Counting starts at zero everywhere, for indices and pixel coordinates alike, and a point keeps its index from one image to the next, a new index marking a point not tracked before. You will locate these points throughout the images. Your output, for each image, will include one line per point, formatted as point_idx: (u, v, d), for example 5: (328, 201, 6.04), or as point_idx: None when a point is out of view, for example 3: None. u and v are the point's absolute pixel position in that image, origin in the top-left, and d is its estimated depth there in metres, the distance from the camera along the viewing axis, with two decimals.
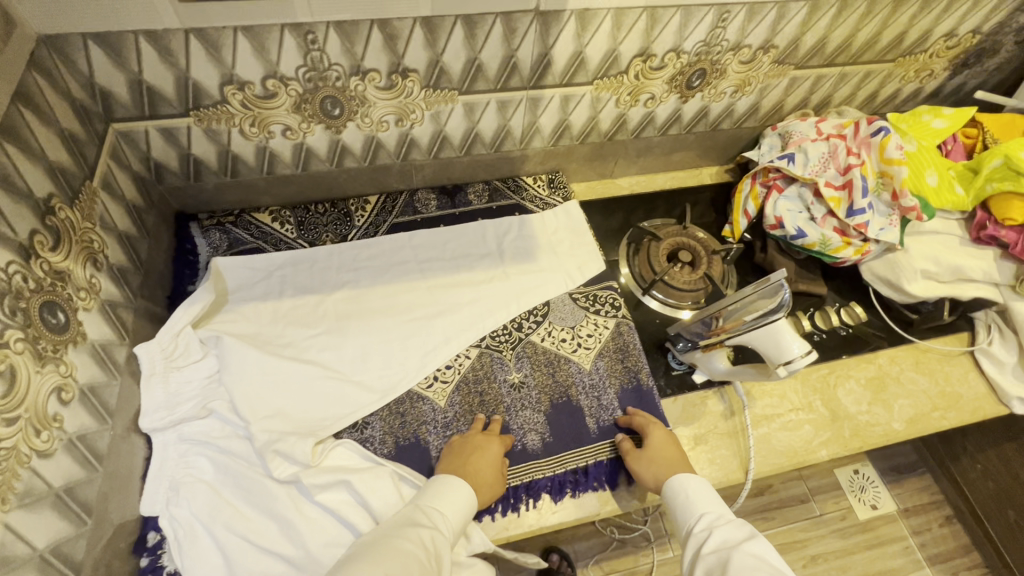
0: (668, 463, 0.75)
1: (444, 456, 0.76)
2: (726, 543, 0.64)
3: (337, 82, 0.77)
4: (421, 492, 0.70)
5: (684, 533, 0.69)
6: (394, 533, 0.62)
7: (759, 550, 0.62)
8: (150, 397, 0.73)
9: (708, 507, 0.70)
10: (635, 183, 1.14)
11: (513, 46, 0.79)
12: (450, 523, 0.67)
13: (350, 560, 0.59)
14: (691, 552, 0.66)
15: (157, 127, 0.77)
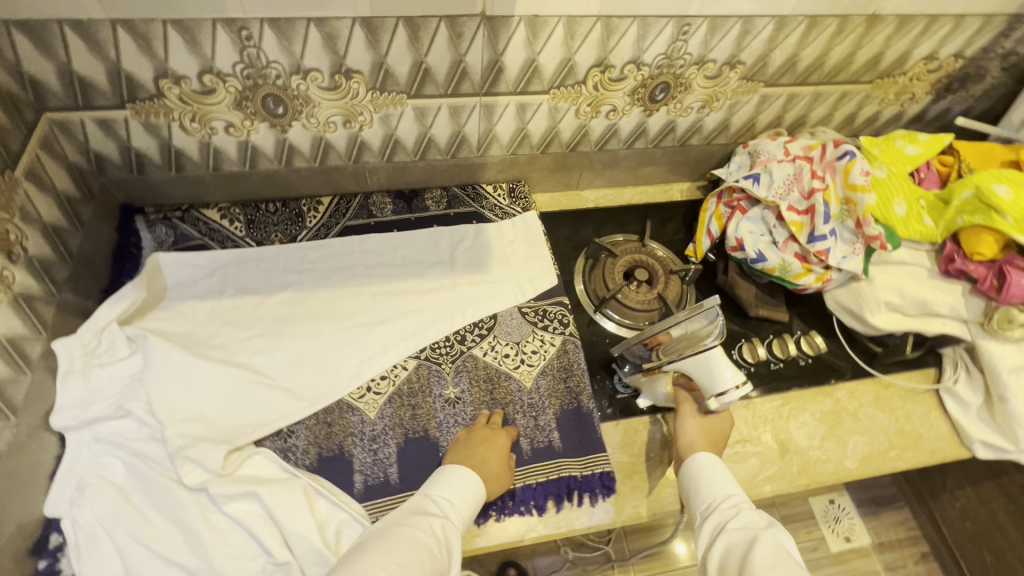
0: (711, 436, 0.76)
1: (457, 441, 0.77)
2: (749, 526, 0.64)
3: (277, 80, 0.75)
4: (431, 481, 0.71)
5: (701, 509, 0.70)
6: (406, 523, 0.64)
7: (779, 537, 0.62)
8: (66, 393, 0.71)
9: (727, 488, 0.70)
10: (602, 196, 1.11)
11: (460, 50, 0.76)
12: (459, 514, 0.68)
13: (361, 549, 0.61)
14: (709, 531, 0.67)
15: (93, 119, 0.76)
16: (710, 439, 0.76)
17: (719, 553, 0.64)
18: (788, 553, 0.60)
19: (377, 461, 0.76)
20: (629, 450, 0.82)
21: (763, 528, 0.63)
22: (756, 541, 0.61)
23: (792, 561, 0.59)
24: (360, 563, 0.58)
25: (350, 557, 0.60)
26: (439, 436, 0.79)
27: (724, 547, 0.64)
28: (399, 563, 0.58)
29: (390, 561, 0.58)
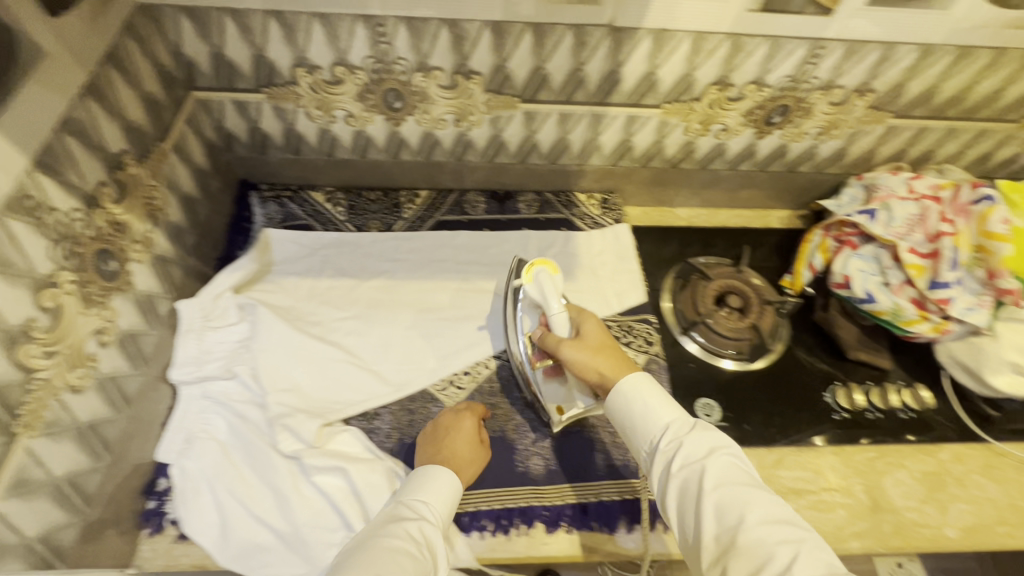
0: (608, 355, 0.74)
1: (422, 439, 0.74)
2: (692, 458, 0.60)
3: (401, 76, 0.78)
4: (402, 488, 0.67)
5: (646, 443, 0.66)
6: (380, 532, 0.59)
7: (722, 459, 0.59)
8: (183, 349, 0.77)
9: (663, 416, 0.66)
10: (695, 216, 1.08)
11: (581, 59, 0.76)
12: (438, 512, 0.64)
13: (339, 564, 0.55)
14: (660, 471, 0.62)
15: (232, 99, 0.81)
16: (615, 359, 0.74)
17: (675, 495, 0.60)
18: (739, 481, 0.57)
19: None
20: None
21: (708, 459, 0.59)
22: (710, 481, 0.57)
23: (742, 490, 0.56)
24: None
25: (331, 572, 0.54)
26: (516, 438, 0.79)
27: (677, 487, 0.60)
28: (377, 574, 0.53)
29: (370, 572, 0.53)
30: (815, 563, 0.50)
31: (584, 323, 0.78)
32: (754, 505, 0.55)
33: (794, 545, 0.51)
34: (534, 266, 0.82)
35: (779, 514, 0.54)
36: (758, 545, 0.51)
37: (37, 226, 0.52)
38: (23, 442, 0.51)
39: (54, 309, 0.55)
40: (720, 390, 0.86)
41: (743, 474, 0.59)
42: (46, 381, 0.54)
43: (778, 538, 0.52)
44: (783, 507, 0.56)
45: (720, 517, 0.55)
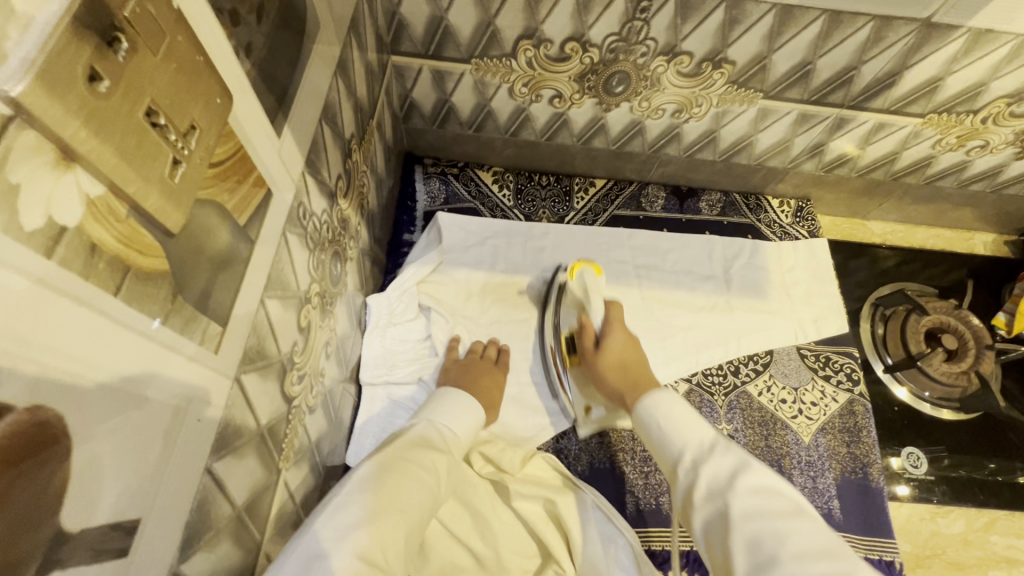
0: (624, 366, 0.69)
1: (450, 367, 0.71)
2: (716, 485, 0.47)
3: (640, 59, 0.66)
4: (433, 411, 0.59)
5: (669, 469, 0.53)
6: (411, 454, 0.50)
7: (755, 484, 0.45)
8: (370, 349, 0.73)
9: (677, 437, 0.53)
10: (888, 232, 0.96)
11: (865, 56, 0.63)
12: (461, 447, 0.57)
13: (368, 477, 0.45)
14: (683, 497, 0.50)
15: (431, 68, 0.71)
16: (628, 371, 0.68)
17: (701, 534, 0.47)
18: (780, 509, 0.43)
19: (651, 486, 0.73)
20: (913, 537, 0.76)
21: (733, 485, 0.46)
22: (735, 507, 0.44)
23: (765, 516, 0.42)
24: (366, 499, 0.43)
25: (359, 486, 0.44)
26: None
27: (703, 525, 0.46)
28: (403, 510, 0.44)
29: (392, 499, 0.44)
30: None
31: (611, 334, 0.73)
32: (799, 534, 0.41)
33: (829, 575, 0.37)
34: (578, 265, 0.78)
35: (828, 544, 0.40)
36: None
37: (303, 237, 0.45)
38: (283, 476, 0.47)
39: (307, 328, 0.48)
40: (926, 436, 0.80)
41: (786, 498, 0.44)
42: (298, 408, 0.49)
43: (816, 569, 0.38)
44: (839, 538, 0.41)
45: (752, 556, 0.41)
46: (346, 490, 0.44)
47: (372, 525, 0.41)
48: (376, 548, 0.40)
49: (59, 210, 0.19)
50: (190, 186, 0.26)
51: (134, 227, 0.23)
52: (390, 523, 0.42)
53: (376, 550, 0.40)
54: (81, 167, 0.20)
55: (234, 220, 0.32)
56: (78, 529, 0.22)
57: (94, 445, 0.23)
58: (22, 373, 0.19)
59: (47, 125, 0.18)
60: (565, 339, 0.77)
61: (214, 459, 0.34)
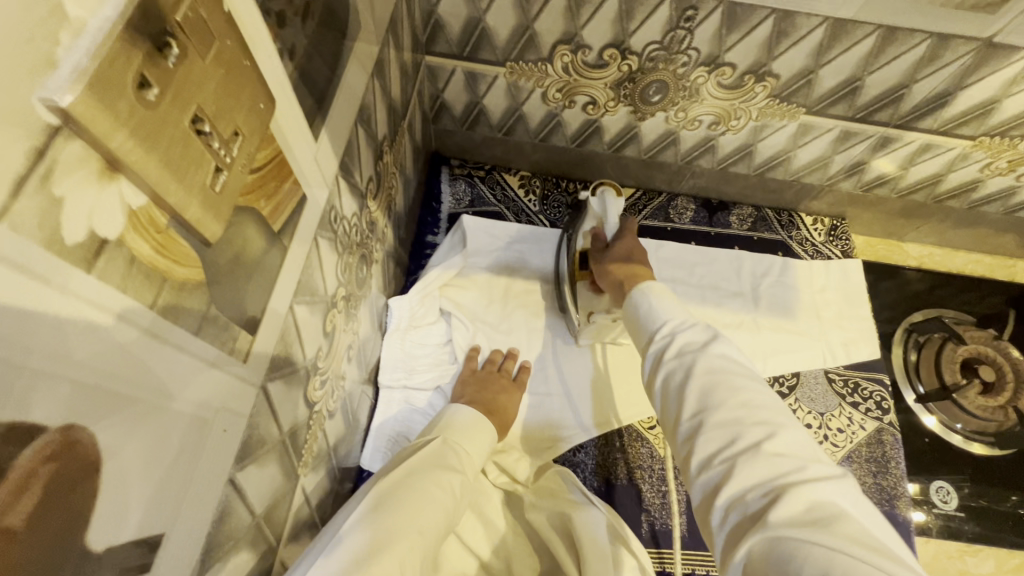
0: (634, 261, 0.63)
1: (467, 379, 0.70)
2: (688, 347, 0.46)
3: (680, 68, 0.64)
4: (449, 427, 0.56)
5: (643, 343, 0.51)
6: (427, 471, 0.48)
7: (723, 351, 0.45)
8: (390, 351, 0.72)
9: (664, 312, 0.51)
10: (926, 256, 0.92)
11: (918, 75, 0.61)
12: (475, 467, 0.54)
13: (384, 496, 0.44)
14: (650, 363, 0.49)
15: (465, 70, 0.70)
16: (635, 268, 0.62)
17: (659, 389, 0.46)
18: (741, 374, 0.43)
19: (668, 507, 0.71)
20: (939, 574, 0.73)
21: (704, 348, 0.45)
22: (701, 364, 0.44)
23: (724, 373, 0.43)
24: (384, 518, 0.41)
25: (376, 504, 0.43)
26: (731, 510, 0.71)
27: (663, 382, 0.46)
28: (422, 530, 0.42)
29: (413, 519, 0.42)
30: (794, 446, 0.38)
31: (624, 239, 0.67)
32: (753, 392, 0.41)
33: (772, 424, 0.39)
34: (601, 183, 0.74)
35: (777, 404, 0.41)
36: (734, 423, 0.39)
37: (334, 240, 0.44)
38: (301, 482, 0.46)
39: (331, 332, 0.48)
40: (956, 470, 0.77)
41: (745, 367, 0.44)
42: (319, 412, 0.48)
43: (759, 416, 0.39)
44: (784, 403, 0.42)
45: (705, 403, 0.42)
46: (362, 510, 0.42)
47: (391, 548, 0.39)
48: (393, 572, 0.38)
49: (102, 224, 0.18)
50: (230, 194, 0.26)
51: (172, 238, 0.22)
52: (408, 546, 0.40)
53: (393, 573, 0.38)
54: (125, 177, 0.19)
55: (269, 226, 0.32)
56: (105, 548, 0.22)
57: (122, 461, 0.22)
58: (57, 392, 0.18)
59: (95, 136, 0.17)
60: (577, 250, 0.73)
61: (237, 469, 0.33)
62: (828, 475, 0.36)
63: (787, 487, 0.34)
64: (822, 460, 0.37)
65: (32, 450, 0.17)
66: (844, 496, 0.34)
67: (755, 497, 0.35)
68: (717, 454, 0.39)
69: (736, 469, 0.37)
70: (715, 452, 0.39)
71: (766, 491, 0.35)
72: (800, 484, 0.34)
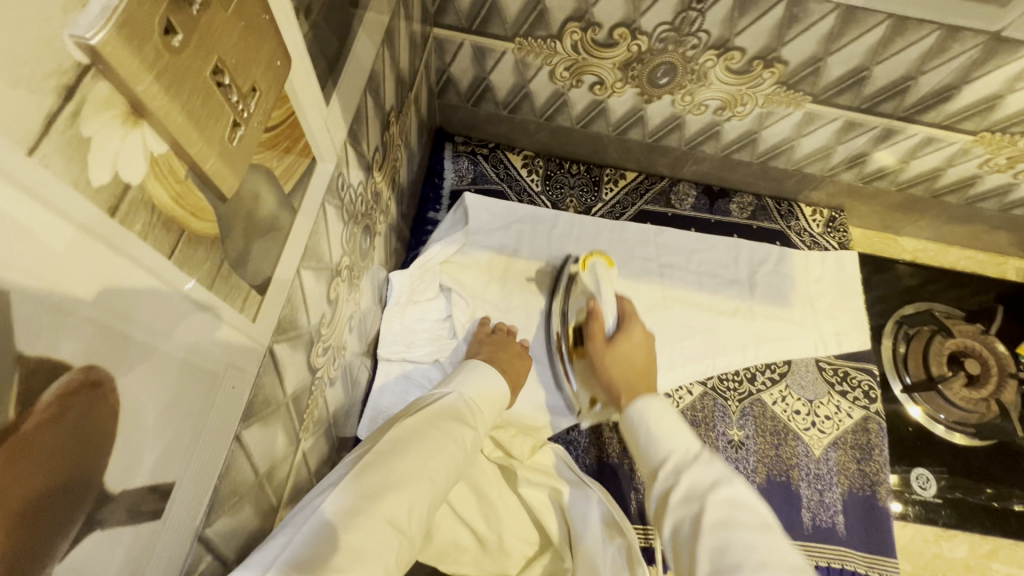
0: (629, 370, 0.66)
1: (484, 338, 0.71)
2: (694, 489, 0.46)
3: (689, 51, 0.64)
4: (463, 380, 0.57)
5: (647, 475, 0.52)
6: (442, 422, 0.48)
7: (731, 499, 0.44)
8: (389, 326, 0.73)
9: (664, 443, 0.51)
10: (920, 250, 0.94)
11: (925, 67, 0.61)
12: (487, 423, 0.55)
13: (400, 441, 0.44)
14: (656, 503, 0.49)
15: (473, 44, 0.69)
16: (632, 376, 0.65)
17: (669, 537, 0.46)
18: (754, 525, 0.42)
19: None
20: (915, 557, 0.76)
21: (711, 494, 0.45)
22: (708, 516, 0.43)
23: (736, 530, 0.42)
24: (399, 463, 0.42)
25: (392, 448, 0.44)
26: None
27: (673, 530, 0.46)
28: (433, 479, 0.43)
29: (424, 467, 0.43)
30: None
31: (627, 332, 0.69)
32: (767, 549, 0.41)
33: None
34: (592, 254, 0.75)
35: (795, 562, 0.40)
36: None
37: (340, 208, 0.44)
38: (302, 446, 0.47)
39: (335, 300, 0.48)
40: (936, 458, 0.79)
41: (758, 514, 0.43)
42: (321, 379, 0.49)
43: None
44: (801, 556, 0.41)
45: (717, 567, 0.41)
46: (377, 449, 0.43)
47: (401, 489, 0.41)
48: (401, 513, 0.40)
49: (125, 167, 0.19)
50: (246, 150, 0.26)
51: (189, 188, 0.22)
52: (418, 490, 0.42)
53: (401, 513, 0.40)
54: (147, 124, 0.19)
55: (280, 187, 0.32)
56: (120, 490, 0.22)
57: (138, 405, 0.22)
58: (79, 332, 0.18)
59: (121, 78, 0.17)
60: (572, 327, 0.74)
61: (243, 427, 0.33)
62: None
63: None
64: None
65: (55, 386, 0.18)
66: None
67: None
68: None
69: None
70: None
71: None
72: None
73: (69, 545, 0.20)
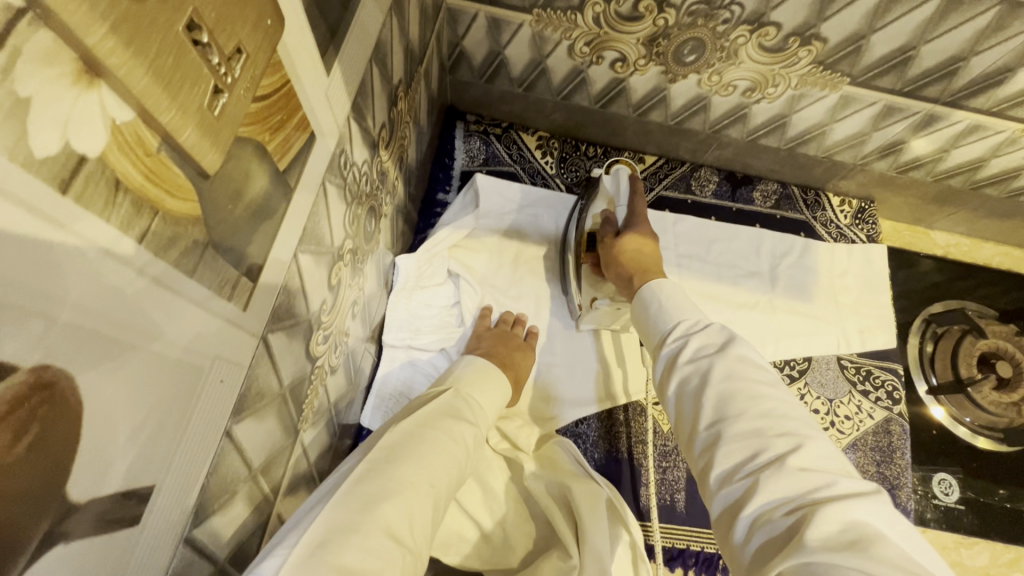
0: (639, 258, 0.60)
1: (483, 333, 0.68)
2: (704, 347, 0.44)
3: (720, 26, 0.60)
4: (459, 378, 0.55)
5: (654, 344, 0.49)
6: (437, 423, 0.46)
7: (739, 355, 0.42)
8: (395, 311, 0.70)
9: (674, 313, 0.49)
10: (953, 245, 0.89)
11: (977, 47, 0.56)
12: (489, 421, 0.53)
13: (394, 448, 0.42)
14: (661, 367, 0.47)
15: (488, 15, 0.65)
16: (643, 268, 0.59)
17: (673, 394, 0.44)
18: (761, 380, 0.40)
19: (667, 482, 0.71)
20: None
21: (720, 350, 0.43)
22: (717, 368, 0.42)
23: (744, 381, 0.40)
24: (397, 469, 0.40)
25: (388, 455, 0.42)
26: None
27: (678, 388, 0.44)
28: (432, 484, 0.41)
29: (422, 473, 0.41)
30: (818, 460, 0.35)
31: (636, 227, 0.63)
32: (774, 397, 0.39)
33: (795, 434, 0.37)
34: (617, 161, 0.72)
35: (801, 413, 0.39)
36: (754, 434, 0.37)
37: (342, 188, 0.42)
38: (300, 437, 0.45)
39: (336, 286, 0.45)
40: (960, 464, 0.76)
41: (768, 370, 0.42)
42: (321, 368, 0.46)
43: (781, 427, 0.37)
44: (808, 409, 0.40)
45: (721, 412, 0.39)
46: (372, 458, 0.41)
47: (399, 496, 0.39)
48: (401, 523, 0.37)
49: (79, 136, 0.16)
50: (231, 120, 0.23)
51: (164, 164, 0.20)
52: (418, 497, 0.40)
53: (401, 524, 0.37)
54: (106, 84, 0.16)
55: (274, 165, 0.29)
56: (88, 498, 0.20)
57: (107, 406, 0.20)
58: (26, 330, 0.16)
59: (66, 26, 0.14)
60: (586, 232, 0.70)
61: (234, 422, 0.31)
62: (859, 492, 0.33)
63: (817, 503, 0.32)
64: (848, 473, 0.35)
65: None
66: (879, 514, 0.32)
67: (779, 513, 0.33)
68: (740, 466, 0.37)
69: (761, 483, 0.35)
70: (737, 465, 0.37)
71: (797, 505, 0.33)
72: (829, 503, 0.32)
73: (26, 562, 0.18)
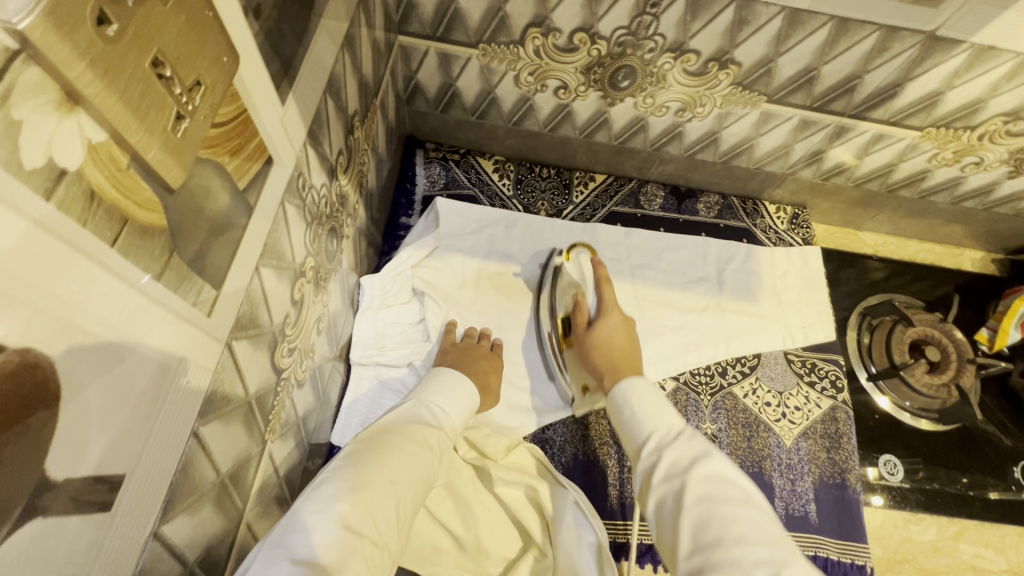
0: (609, 348, 0.68)
1: (450, 349, 0.71)
2: (677, 467, 0.47)
3: (647, 54, 0.66)
4: (428, 390, 0.58)
5: (632, 453, 0.53)
6: (402, 429, 0.49)
7: (712, 470, 0.45)
8: (362, 330, 0.73)
9: (647, 420, 0.52)
10: (881, 244, 0.97)
11: (869, 66, 0.64)
12: (454, 429, 0.56)
13: (359, 453, 0.44)
14: (640, 481, 0.50)
15: (438, 51, 0.71)
16: (614, 353, 0.67)
17: (653, 514, 0.47)
18: (733, 498, 0.43)
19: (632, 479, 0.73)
20: (885, 542, 0.77)
21: (688, 474, 0.45)
22: (691, 492, 0.44)
23: (718, 505, 0.43)
24: (359, 470, 0.42)
25: (352, 459, 0.44)
26: None
27: (656, 509, 0.46)
28: (394, 482, 0.43)
29: (383, 472, 0.43)
30: None
31: (606, 315, 0.72)
32: (745, 524, 0.41)
33: (771, 562, 0.38)
34: (575, 245, 0.81)
35: (772, 535, 0.41)
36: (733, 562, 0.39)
37: (302, 209, 0.45)
38: (268, 447, 0.47)
39: (300, 301, 0.48)
40: (904, 446, 0.81)
41: (737, 488, 0.44)
42: (287, 381, 0.49)
43: (755, 554, 0.39)
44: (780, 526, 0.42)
45: (698, 540, 0.41)
46: (337, 465, 0.43)
47: (362, 495, 0.41)
48: (362, 519, 0.39)
49: (62, 152, 0.19)
50: (193, 141, 0.26)
51: (133, 178, 0.23)
52: (380, 496, 0.42)
53: (361, 519, 0.39)
54: (84, 110, 0.19)
55: (233, 183, 0.32)
56: (64, 478, 0.22)
57: (82, 394, 0.22)
58: (15, 313, 0.18)
59: (52, 62, 0.18)
60: (562, 317, 0.76)
61: (200, 422, 0.33)
62: None
63: None
64: None
65: None
66: None
67: None
68: None
69: None
70: None
71: None
72: None
73: (8, 529, 0.20)
